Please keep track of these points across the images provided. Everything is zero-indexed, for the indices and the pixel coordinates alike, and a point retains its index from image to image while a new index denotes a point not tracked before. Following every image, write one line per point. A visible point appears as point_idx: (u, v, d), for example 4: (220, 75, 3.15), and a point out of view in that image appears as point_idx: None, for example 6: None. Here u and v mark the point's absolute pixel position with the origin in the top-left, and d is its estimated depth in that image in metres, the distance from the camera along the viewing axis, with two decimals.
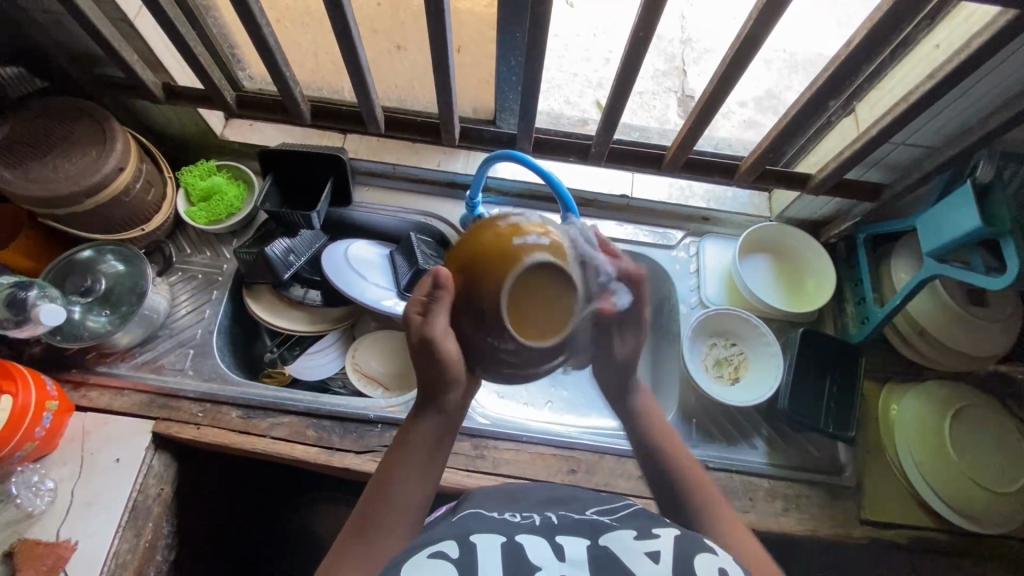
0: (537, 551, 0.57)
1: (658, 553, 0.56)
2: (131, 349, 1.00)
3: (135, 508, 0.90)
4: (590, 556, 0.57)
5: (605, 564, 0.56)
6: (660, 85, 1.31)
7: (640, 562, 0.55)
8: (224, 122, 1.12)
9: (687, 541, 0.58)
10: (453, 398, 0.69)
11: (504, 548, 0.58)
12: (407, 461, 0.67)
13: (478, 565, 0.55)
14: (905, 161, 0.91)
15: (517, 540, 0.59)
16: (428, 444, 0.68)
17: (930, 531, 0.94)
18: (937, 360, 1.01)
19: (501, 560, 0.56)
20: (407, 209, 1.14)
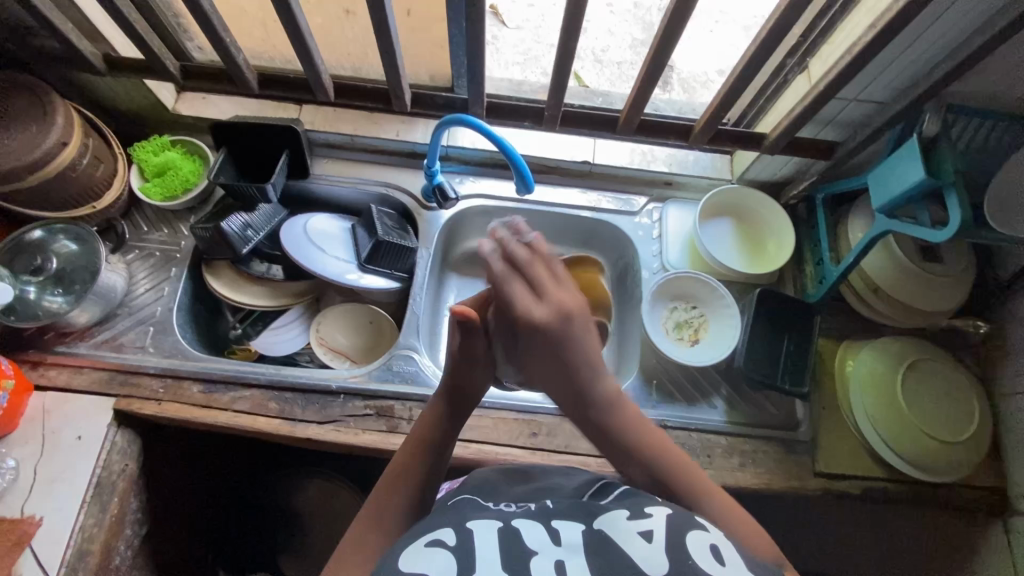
0: (532, 535, 0.55)
1: (651, 532, 0.55)
2: (90, 328, 0.99)
3: (100, 484, 0.90)
4: (586, 539, 0.55)
5: (601, 545, 0.54)
6: (638, 55, 1.29)
7: (636, 543, 0.53)
8: (175, 96, 1.10)
9: (680, 521, 0.57)
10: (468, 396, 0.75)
11: (500, 532, 0.55)
12: (415, 456, 0.70)
13: (475, 553, 0.52)
14: (860, 118, 0.91)
15: (512, 523, 0.56)
16: (438, 439, 0.72)
17: (881, 482, 0.97)
18: (893, 316, 1.02)
19: (497, 546, 0.53)
20: (367, 180, 1.13)
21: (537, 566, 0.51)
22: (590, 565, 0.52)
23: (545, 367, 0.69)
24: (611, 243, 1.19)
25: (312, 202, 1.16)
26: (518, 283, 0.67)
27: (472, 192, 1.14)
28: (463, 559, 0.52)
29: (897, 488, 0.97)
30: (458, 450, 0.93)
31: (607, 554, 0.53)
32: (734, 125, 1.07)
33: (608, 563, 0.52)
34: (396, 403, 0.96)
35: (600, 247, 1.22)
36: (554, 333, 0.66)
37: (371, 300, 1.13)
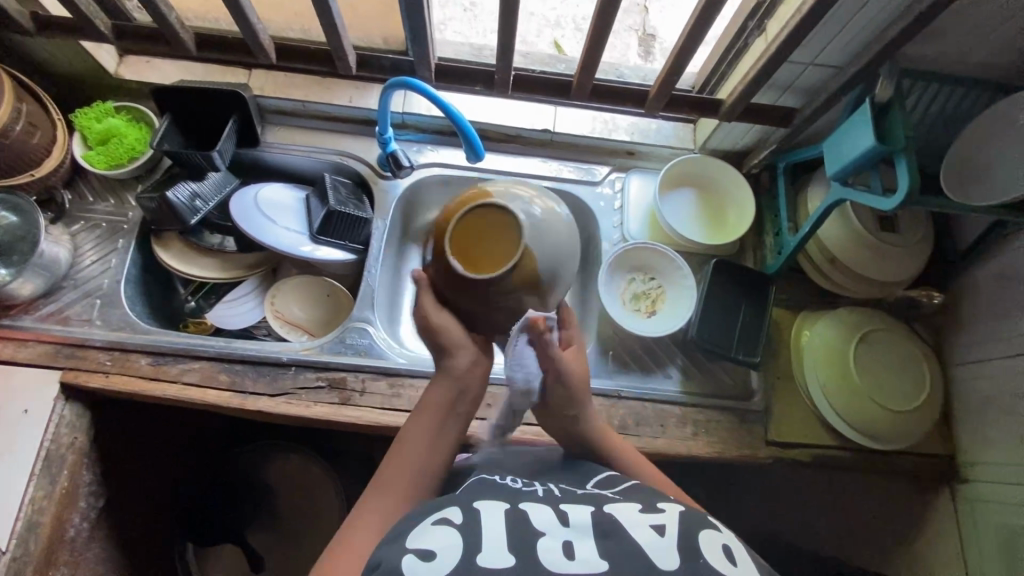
0: (541, 518, 0.55)
1: (663, 526, 0.55)
2: (35, 301, 0.97)
3: (48, 457, 0.89)
4: (594, 520, 0.56)
5: (609, 529, 0.55)
6: (620, 23, 1.17)
7: (644, 533, 0.54)
8: (117, 60, 1.05)
9: (692, 520, 0.57)
10: (460, 363, 0.66)
11: (508, 515, 0.55)
12: (422, 428, 0.65)
13: (482, 532, 0.53)
14: (817, 82, 0.89)
15: (520, 506, 0.57)
16: (447, 408, 0.66)
17: (831, 449, 0.98)
18: (848, 286, 1.02)
19: (505, 529, 0.53)
20: (321, 149, 1.10)
21: (544, 546, 0.52)
22: (599, 548, 0.52)
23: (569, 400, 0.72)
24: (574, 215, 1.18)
25: (266, 172, 1.13)
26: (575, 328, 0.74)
27: (430, 161, 1.12)
28: (470, 539, 0.52)
29: (851, 456, 0.98)
30: None
31: (617, 536, 0.54)
32: (697, 92, 1.05)
33: (615, 547, 0.52)
34: (349, 375, 0.96)
35: None
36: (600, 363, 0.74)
37: (327, 272, 1.12)
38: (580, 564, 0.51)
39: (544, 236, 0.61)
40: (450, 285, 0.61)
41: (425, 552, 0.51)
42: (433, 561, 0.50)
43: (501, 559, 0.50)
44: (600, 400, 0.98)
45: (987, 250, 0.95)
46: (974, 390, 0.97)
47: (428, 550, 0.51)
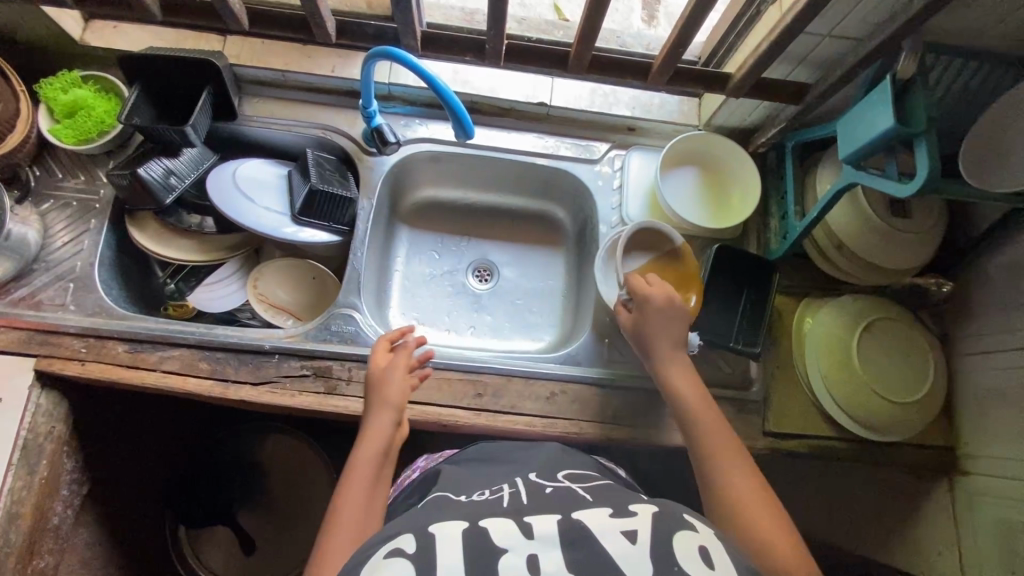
0: (503, 534, 0.57)
1: (635, 533, 0.57)
2: (5, 284, 0.93)
3: (27, 447, 0.87)
4: (560, 531, 0.58)
5: (576, 539, 0.57)
6: None
7: (615, 541, 0.56)
8: (82, 25, 0.98)
9: (664, 521, 0.58)
10: (386, 417, 0.79)
11: (467, 536, 0.57)
12: (360, 479, 0.72)
13: (440, 559, 0.54)
14: (833, 56, 0.83)
15: (480, 524, 0.59)
16: (382, 467, 0.75)
17: (828, 440, 0.96)
18: (854, 274, 0.98)
19: (464, 554, 0.55)
20: (303, 122, 1.03)
21: (508, 565, 0.54)
22: (564, 560, 0.55)
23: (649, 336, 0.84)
24: (571, 195, 1.14)
25: (245, 146, 1.07)
26: (642, 284, 0.86)
27: (418, 135, 1.06)
28: (426, 565, 0.54)
29: (847, 448, 0.96)
30: None
31: (585, 548, 0.55)
32: (703, 65, 0.98)
33: (582, 559, 0.55)
34: (335, 363, 0.92)
35: (560, 198, 1.17)
36: (654, 316, 0.84)
37: (313, 254, 1.07)
38: None
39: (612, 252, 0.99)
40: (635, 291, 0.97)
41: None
42: None
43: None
44: (595, 390, 0.95)
45: (1002, 238, 0.90)
46: (978, 382, 0.94)
47: None
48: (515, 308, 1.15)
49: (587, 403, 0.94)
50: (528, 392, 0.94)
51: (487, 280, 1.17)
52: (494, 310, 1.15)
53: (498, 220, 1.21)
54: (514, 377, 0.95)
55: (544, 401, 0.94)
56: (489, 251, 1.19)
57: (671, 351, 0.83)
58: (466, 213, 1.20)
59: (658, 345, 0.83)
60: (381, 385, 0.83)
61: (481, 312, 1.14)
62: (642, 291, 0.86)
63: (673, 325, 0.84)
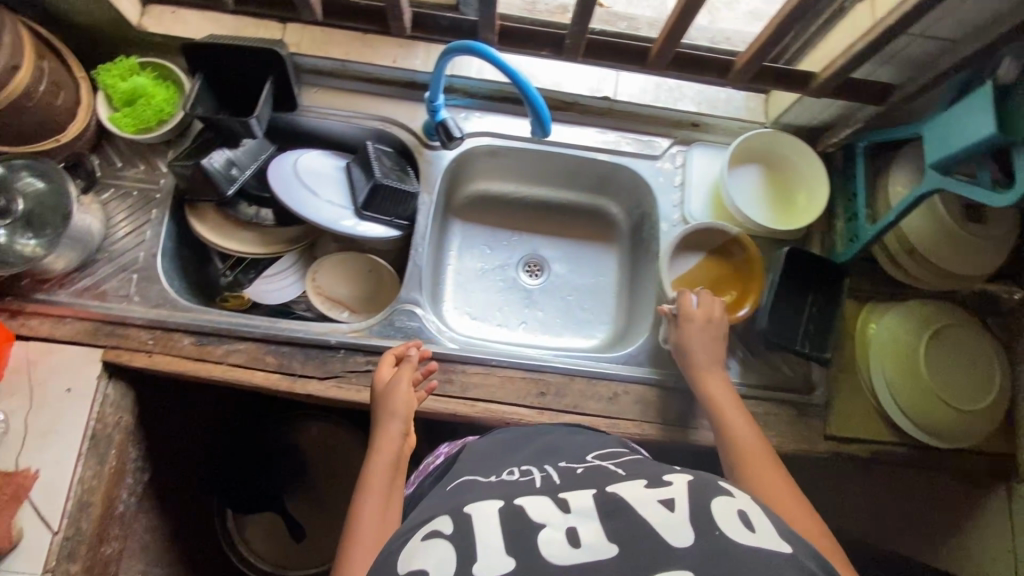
0: (539, 510, 0.56)
1: (673, 501, 0.55)
2: (69, 274, 0.92)
3: (96, 437, 0.87)
4: (598, 504, 0.57)
5: (614, 510, 0.56)
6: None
7: (654, 510, 0.54)
8: (140, 10, 0.96)
9: (700, 488, 0.57)
10: (393, 427, 0.79)
11: (500, 513, 0.56)
12: (376, 489, 0.72)
13: (477, 536, 0.54)
14: (922, 57, 0.81)
15: (515, 502, 0.58)
16: (396, 478, 0.76)
17: (889, 445, 0.96)
18: (923, 279, 0.96)
19: (500, 528, 0.54)
20: (362, 114, 1.01)
21: (546, 537, 0.53)
22: (603, 529, 0.53)
23: (698, 338, 0.88)
24: (628, 190, 1.12)
25: (302, 137, 1.06)
26: (688, 301, 0.90)
27: (479, 129, 1.04)
28: (462, 544, 0.53)
29: (908, 453, 0.96)
30: (464, 408, 0.91)
31: (620, 516, 0.54)
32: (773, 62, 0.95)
33: (621, 526, 0.53)
34: None
35: (615, 193, 1.15)
36: (696, 326, 0.89)
37: (370, 247, 1.06)
38: (587, 550, 0.52)
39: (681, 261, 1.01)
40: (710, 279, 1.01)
41: (417, 572, 0.51)
42: None
43: (499, 564, 0.51)
44: (657, 390, 0.95)
45: None
46: None
47: (419, 568, 0.52)
48: (567, 304, 1.15)
49: (649, 403, 0.94)
50: (590, 392, 0.94)
51: (538, 275, 1.16)
52: (546, 306, 1.14)
53: (550, 214, 1.19)
54: (576, 376, 0.95)
55: (606, 401, 0.94)
56: (540, 246, 1.18)
57: (713, 350, 0.88)
58: (516, 207, 1.19)
59: (694, 343, 0.88)
60: (388, 396, 0.82)
61: (533, 308, 1.14)
62: (687, 310, 0.90)
63: (710, 334, 0.88)
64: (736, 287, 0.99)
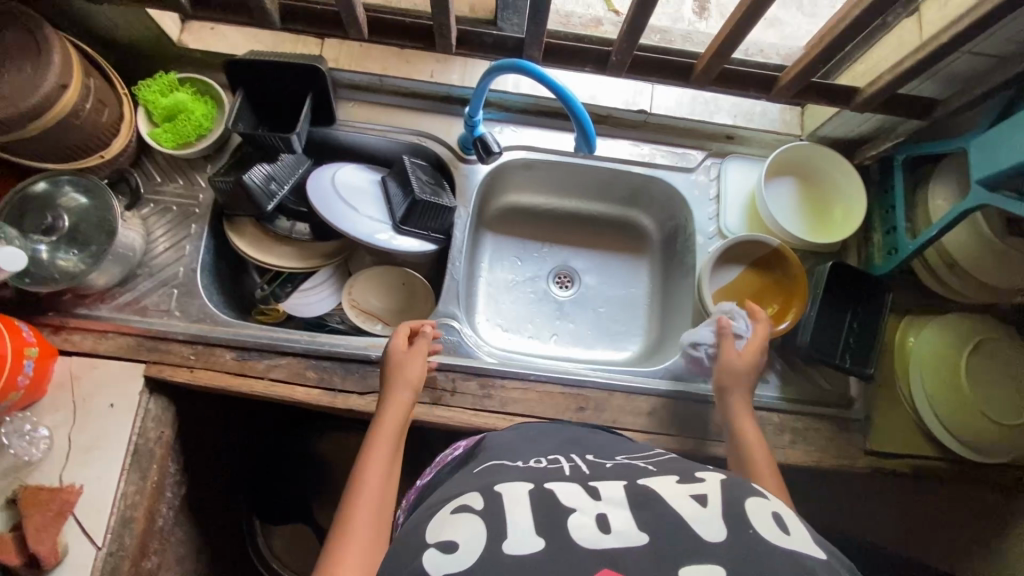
0: (569, 496, 0.55)
1: (705, 496, 0.54)
2: (111, 289, 0.93)
3: (138, 452, 0.88)
4: (629, 495, 0.56)
5: (645, 500, 0.54)
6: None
7: (685, 504, 0.53)
8: (180, 27, 0.98)
9: (734, 488, 0.55)
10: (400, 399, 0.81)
11: (530, 496, 0.55)
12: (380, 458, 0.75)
13: (507, 517, 0.53)
14: (968, 72, 0.81)
15: (546, 487, 0.57)
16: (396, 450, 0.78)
17: (930, 459, 0.95)
18: (964, 293, 0.96)
19: (531, 511, 0.53)
20: (399, 128, 1.02)
21: (577, 522, 0.52)
22: (633, 519, 0.52)
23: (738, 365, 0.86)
24: (661, 202, 1.12)
25: (338, 151, 1.06)
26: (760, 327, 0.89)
27: (513, 143, 1.05)
28: (492, 520, 0.53)
29: (950, 467, 0.95)
30: (505, 423, 0.91)
31: (651, 506, 0.53)
32: None
33: (652, 517, 0.52)
34: (439, 374, 0.93)
35: (647, 205, 1.15)
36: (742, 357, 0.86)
37: (405, 261, 1.06)
38: (617, 536, 0.50)
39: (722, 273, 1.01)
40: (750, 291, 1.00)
41: (448, 544, 0.52)
42: (454, 552, 0.50)
43: (530, 542, 0.50)
44: (697, 406, 0.95)
45: None
46: None
47: (451, 541, 0.52)
48: (599, 317, 1.14)
49: (689, 418, 0.94)
50: (630, 407, 0.94)
51: (569, 287, 1.16)
52: (578, 319, 1.14)
53: (580, 226, 1.19)
54: (615, 391, 0.94)
55: (646, 416, 0.93)
56: (570, 258, 1.18)
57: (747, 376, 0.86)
58: (547, 219, 1.19)
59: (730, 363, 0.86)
60: (396, 372, 0.83)
61: (564, 320, 1.13)
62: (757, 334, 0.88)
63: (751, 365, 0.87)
64: (777, 296, 0.99)
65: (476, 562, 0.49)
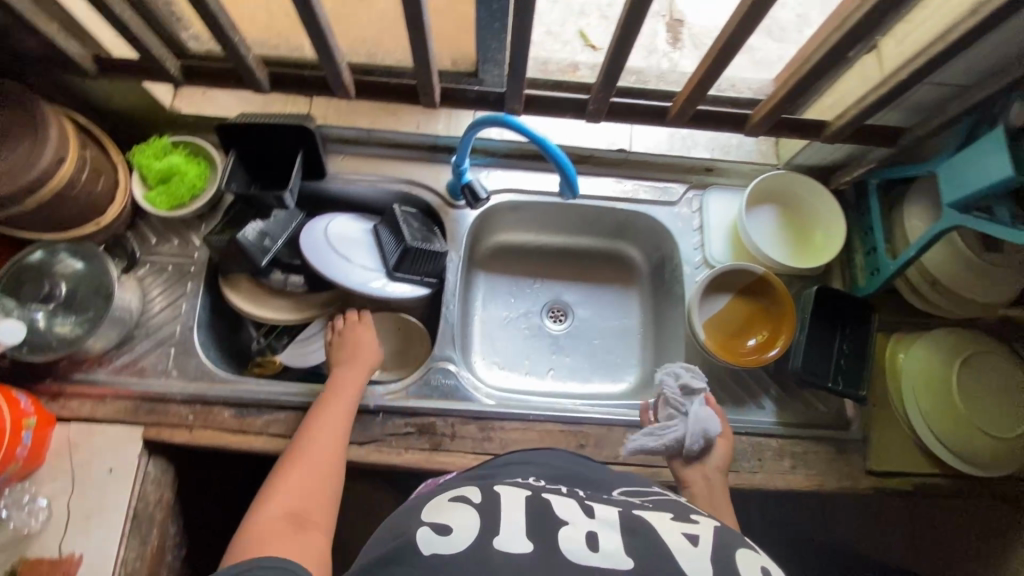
0: (565, 510, 0.57)
1: (696, 537, 0.55)
2: (107, 353, 0.93)
3: (138, 517, 0.87)
4: (622, 520, 0.57)
5: (637, 528, 0.56)
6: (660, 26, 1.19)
7: (675, 538, 0.55)
8: (172, 94, 1.02)
9: (727, 537, 0.56)
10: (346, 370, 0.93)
11: (525, 501, 0.58)
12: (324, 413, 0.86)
13: (502, 516, 0.55)
14: (930, 101, 0.86)
15: (542, 497, 0.59)
16: (346, 407, 0.88)
17: (930, 477, 0.96)
18: (947, 308, 0.98)
19: (524, 513, 0.56)
20: (388, 178, 1.05)
21: (567, 532, 0.54)
22: (623, 543, 0.53)
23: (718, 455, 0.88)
24: (646, 234, 1.14)
25: (329, 202, 1.09)
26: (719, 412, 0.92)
27: (500, 186, 1.09)
28: (487, 510, 0.56)
29: (952, 482, 0.96)
30: None
31: (643, 534, 0.55)
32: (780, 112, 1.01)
33: (643, 548, 0.53)
34: (437, 420, 0.93)
35: (633, 237, 1.17)
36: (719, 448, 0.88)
37: (399, 306, 1.08)
38: (603, 557, 0.51)
39: (709, 307, 1.02)
40: (740, 320, 1.02)
41: (442, 526, 0.54)
42: (450, 534, 0.53)
43: (521, 543, 0.51)
44: None
45: None
46: None
47: (443, 521, 0.54)
48: (594, 349, 1.15)
49: None
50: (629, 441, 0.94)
51: (562, 321, 1.17)
52: (573, 352, 1.15)
53: (570, 260, 1.21)
54: (614, 427, 0.95)
55: (645, 450, 0.93)
56: (562, 292, 1.20)
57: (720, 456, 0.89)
58: (536, 255, 1.21)
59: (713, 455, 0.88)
60: (344, 351, 0.95)
61: (560, 354, 1.14)
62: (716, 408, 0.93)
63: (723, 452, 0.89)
64: (767, 323, 1.01)
65: (466, 550, 0.51)
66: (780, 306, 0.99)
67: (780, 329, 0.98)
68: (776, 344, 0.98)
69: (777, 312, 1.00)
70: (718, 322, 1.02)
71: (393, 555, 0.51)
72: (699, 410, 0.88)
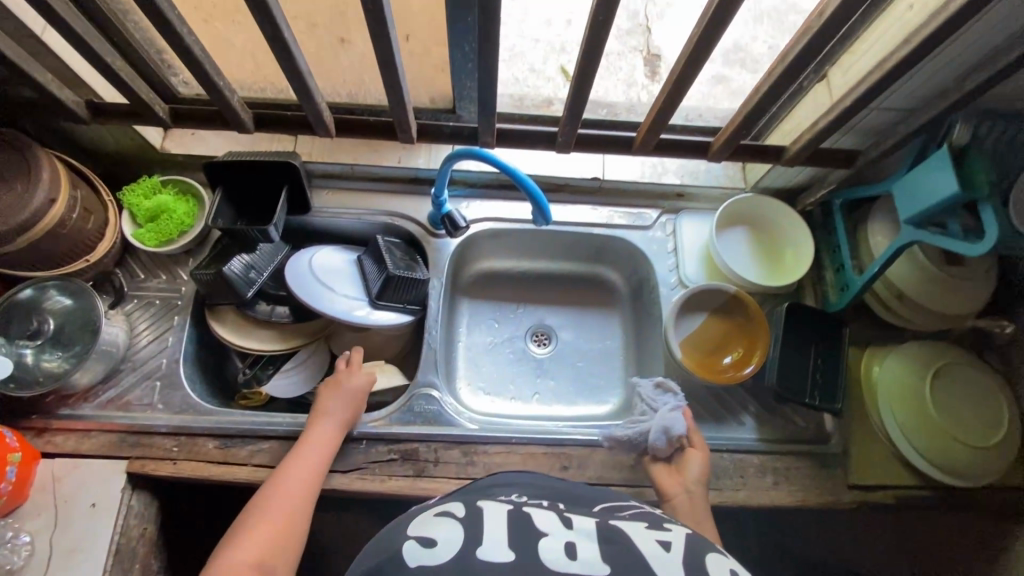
0: (543, 521, 0.59)
1: (669, 543, 0.56)
2: (94, 387, 0.95)
3: (119, 552, 0.86)
4: (599, 529, 0.58)
5: (613, 535, 0.57)
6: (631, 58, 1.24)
7: (649, 545, 0.56)
8: (162, 135, 1.06)
9: (697, 544, 0.57)
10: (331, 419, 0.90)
11: (507, 514, 0.60)
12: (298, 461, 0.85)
13: (484, 527, 0.57)
14: (881, 125, 0.91)
15: (523, 509, 0.61)
16: (319, 460, 0.86)
17: (912, 489, 0.96)
18: (916, 322, 1.00)
19: (506, 524, 0.57)
20: (370, 211, 1.09)
21: (547, 545, 0.54)
22: (600, 551, 0.54)
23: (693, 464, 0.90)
24: (624, 257, 1.18)
25: (315, 235, 1.13)
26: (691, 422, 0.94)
27: (479, 216, 1.13)
28: (471, 526, 0.57)
29: (935, 495, 0.96)
30: None
31: (617, 541, 0.56)
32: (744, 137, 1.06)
33: (620, 555, 0.54)
34: (420, 445, 0.94)
35: (611, 260, 1.20)
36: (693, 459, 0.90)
37: (383, 334, 1.10)
38: (583, 564, 0.53)
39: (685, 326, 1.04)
40: (715, 339, 1.05)
41: (427, 539, 0.56)
42: (434, 546, 0.54)
43: (503, 551, 0.53)
44: None
45: None
46: None
47: (429, 534, 0.56)
48: (578, 371, 1.17)
49: None
50: (611, 462, 0.95)
51: (546, 344, 1.19)
52: (557, 375, 1.16)
53: (552, 285, 1.24)
54: (597, 448, 0.96)
55: (628, 470, 0.94)
56: (545, 316, 1.22)
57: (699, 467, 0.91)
58: (519, 281, 1.24)
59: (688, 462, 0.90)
60: (330, 397, 0.93)
61: (544, 377, 1.16)
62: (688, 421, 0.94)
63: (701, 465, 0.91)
64: (741, 340, 1.04)
65: (449, 562, 0.52)
66: (753, 323, 1.02)
67: (754, 346, 1.01)
68: (751, 360, 1.00)
69: (751, 329, 1.02)
70: (694, 341, 1.04)
71: (380, 567, 0.53)
72: (667, 411, 0.93)
